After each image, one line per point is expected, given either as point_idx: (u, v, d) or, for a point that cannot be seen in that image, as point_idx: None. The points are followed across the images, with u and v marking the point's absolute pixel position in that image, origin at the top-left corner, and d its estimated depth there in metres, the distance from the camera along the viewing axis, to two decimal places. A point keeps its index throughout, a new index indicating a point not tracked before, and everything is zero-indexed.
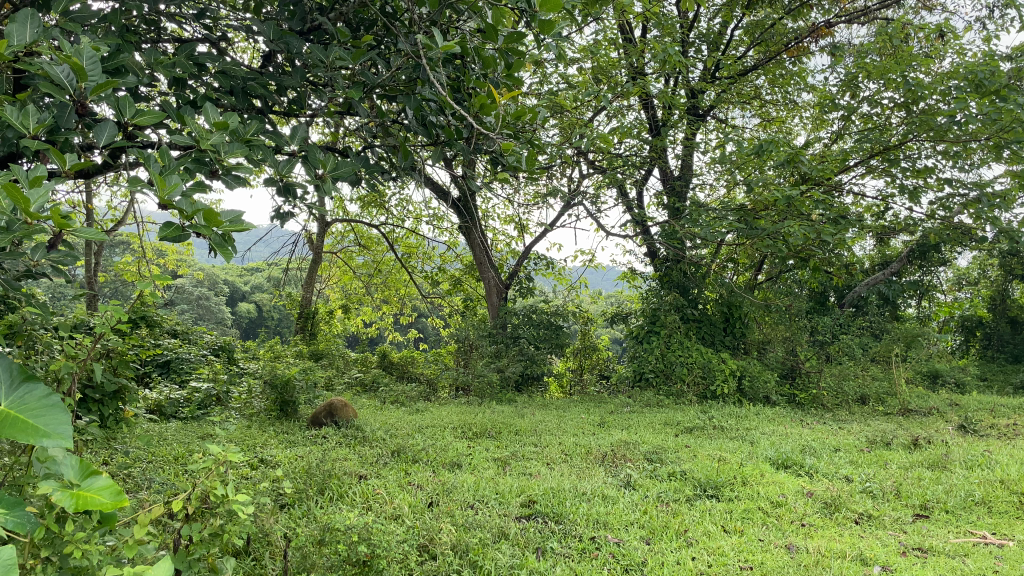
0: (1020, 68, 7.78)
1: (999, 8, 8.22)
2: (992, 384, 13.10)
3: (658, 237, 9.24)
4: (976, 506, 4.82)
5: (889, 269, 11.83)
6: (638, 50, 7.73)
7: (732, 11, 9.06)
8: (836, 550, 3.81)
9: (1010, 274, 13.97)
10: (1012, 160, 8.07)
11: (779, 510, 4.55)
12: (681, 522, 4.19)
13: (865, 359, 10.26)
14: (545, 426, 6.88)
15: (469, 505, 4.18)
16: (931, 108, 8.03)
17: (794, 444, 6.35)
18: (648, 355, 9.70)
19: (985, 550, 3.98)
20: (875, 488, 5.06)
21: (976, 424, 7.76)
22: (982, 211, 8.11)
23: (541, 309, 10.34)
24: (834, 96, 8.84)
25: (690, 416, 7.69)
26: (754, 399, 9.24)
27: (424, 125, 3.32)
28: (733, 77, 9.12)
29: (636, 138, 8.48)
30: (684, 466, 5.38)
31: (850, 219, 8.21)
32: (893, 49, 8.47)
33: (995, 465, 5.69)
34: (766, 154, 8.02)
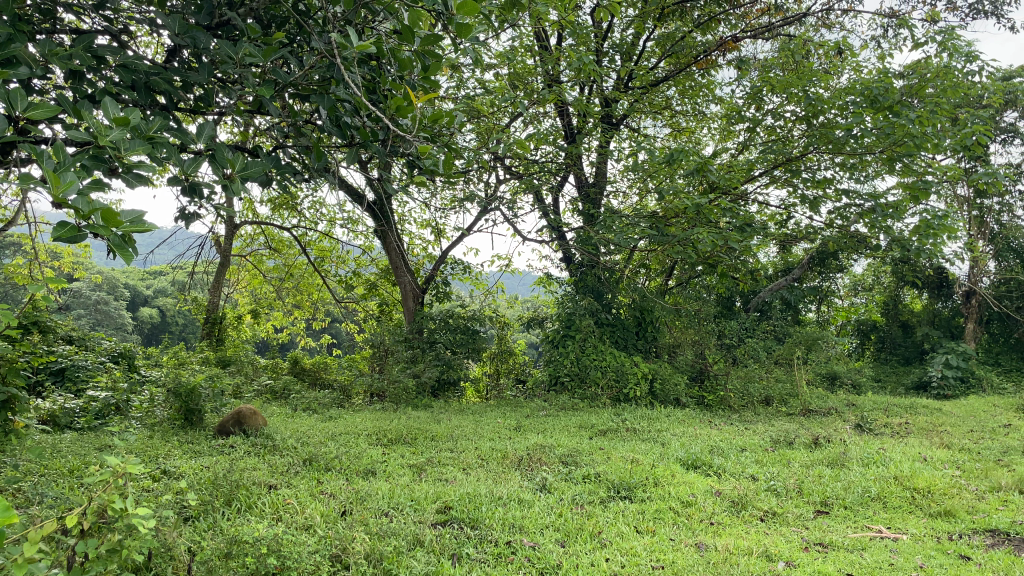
0: (911, 86, 8.25)
1: (892, 27, 8.69)
2: (885, 385, 13.82)
3: (574, 243, 9.34)
4: (872, 501, 5.08)
5: (792, 275, 12.39)
6: (553, 57, 7.79)
7: (644, 23, 9.25)
8: (743, 547, 3.93)
9: (901, 281, 14.86)
10: (903, 173, 8.55)
11: (688, 510, 4.66)
12: (595, 524, 4.24)
13: (769, 362, 10.69)
14: (461, 431, 6.85)
15: (384, 513, 4.11)
16: (830, 122, 8.42)
17: (703, 445, 6.54)
18: (564, 359, 9.76)
19: (880, 544, 4.18)
20: (779, 487, 5.26)
21: (871, 422, 8.18)
22: (876, 220, 8.54)
23: (458, 314, 10.32)
24: (740, 109, 9.16)
25: (604, 419, 7.79)
26: (666, 401, 9.49)
27: (338, 126, 3.28)
28: (646, 87, 9.34)
29: (552, 144, 8.57)
30: (598, 468, 5.45)
31: (755, 227, 8.54)
32: (796, 65, 8.83)
33: (889, 462, 6.01)
34: (677, 163, 8.22)
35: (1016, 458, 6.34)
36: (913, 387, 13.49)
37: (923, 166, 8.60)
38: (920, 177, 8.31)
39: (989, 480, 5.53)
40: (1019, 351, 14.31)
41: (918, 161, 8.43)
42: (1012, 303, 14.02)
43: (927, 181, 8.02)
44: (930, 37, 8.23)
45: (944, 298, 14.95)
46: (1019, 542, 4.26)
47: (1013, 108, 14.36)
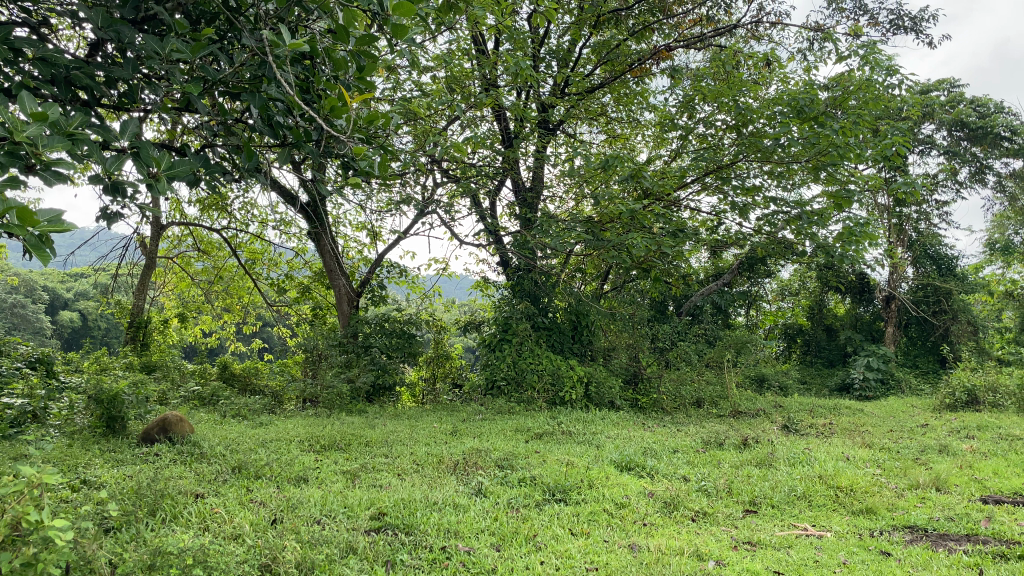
0: (835, 98, 8.57)
1: (817, 41, 8.98)
2: (811, 387, 14.25)
3: (510, 247, 9.35)
4: (798, 500, 5.23)
5: (722, 280, 12.85)
6: (490, 62, 7.79)
7: (580, 30, 9.34)
8: (675, 547, 4.00)
9: (826, 286, 15.39)
10: (828, 182, 8.86)
11: (622, 511, 4.71)
12: (530, 527, 4.25)
13: (700, 364, 10.98)
14: (396, 436, 6.78)
15: (315, 520, 4.04)
16: (759, 131, 8.65)
17: (636, 447, 6.63)
18: (500, 363, 9.65)
19: (805, 541, 4.31)
20: (709, 487, 5.37)
21: (797, 423, 8.44)
22: (802, 227, 8.81)
23: (394, 318, 10.22)
24: (674, 117, 9.34)
25: (540, 422, 7.82)
26: (601, 403, 9.60)
27: (270, 126, 3.21)
28: (582, 94, 9.43)
29: (489, 148, 8.56)
30: (534, 471, 5.47)
31: (687, 233, 8.71)
32: (727, 75, 9.05)
33: (814, 462, 6.21)
34: (612, 169, 8.33)
35: (932, 456, 6.62)
36: (836, 388, 13.93)
37: (847, 176, 8.91)
38: (843, 186, 8.63)
39: (907, 478, 5.75)
40: (936, 354, 14.95)
41: (841, 170, 8.72)
42: (928, 307, 14.68)
43: (850, 190, 8.32)
44: (853, 51, 8.54)
45: (865, 302, 15.48)
46: (935, 537, 4.45)
47: (930, 121, 15.04)
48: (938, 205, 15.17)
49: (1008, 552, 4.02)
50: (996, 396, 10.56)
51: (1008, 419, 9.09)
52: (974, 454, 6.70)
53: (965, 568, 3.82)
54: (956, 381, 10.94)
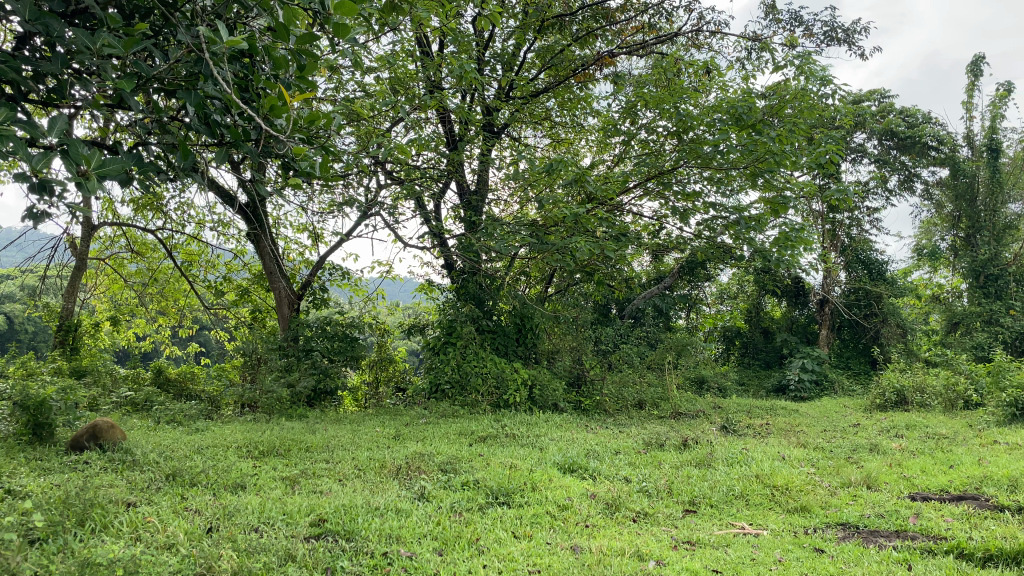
0: (772, 106, 8.80)
1: (755, 50, 9.19)
2: (748, 388, 14.56)
3: (455, 250, 9.31)
4: (736, 499, 5.34)
5: (663, 283, 13.11)
6: (435, 63, 7.73)
7: (525, 34, 9.36)
8: (616, 548, 4.04)
9: (763, 290, 15.79)
10: (765, 188, 9.07)
11: (565, 513, 4.74)
12: (473, 531, 4.24)
13: (642, 366, 11.19)
14: (337, 441, 6.69)
15: (253, 528, 3.95)
16: (699, 137, 8.82)
17: (579, 449, 6.68)
18: (444, 366, 9.56)
19: (743, 540, 4.40)
20: (650, 488, 5.44)
21: (735, 424, 8.61)
22: (740, 232, 9.01)
23: (336, 321, 10.08)
24: (616, 122, 9.45)
25: (484, 425, 7.81)
26: (544, 406, 9.65)
27: (207, 124, 3.14)
28: (526, 98, 9.47)
29: (433, 151, 8.51)
30: (477, 475, 5.45)
31: (629, 237, 8.81)
32: (668, 82, 9.20)
33: (751, 462, 6.35)
34: (556, 173, 8.37)
35: (863, 455, 6.85)
36: (773, 389, 14.27)
37: (783, 182, 9.15)
38: (779, 192, 8.86)
39: (840, 477, 5.92)
40: (867, 355, 15.46)
41: (777, 177, 8.94)
42: (860, 310, 15.19)
43: (786, 197, 8.54)
44: (789, 61, 8.78)
45: (800, 305, 15.89)
46: (866, 534, 4.59)
47: (862, 131, 15.55)
48: (869, 212, 15.69)
49: (935, 547, 4.16)
50: (924, 396, 10.97)
51: (934, 419, 9.45)
52: (903, 453, 6.94)
53: (895, 563, 3.95)
54: (886, 382, 11.35)
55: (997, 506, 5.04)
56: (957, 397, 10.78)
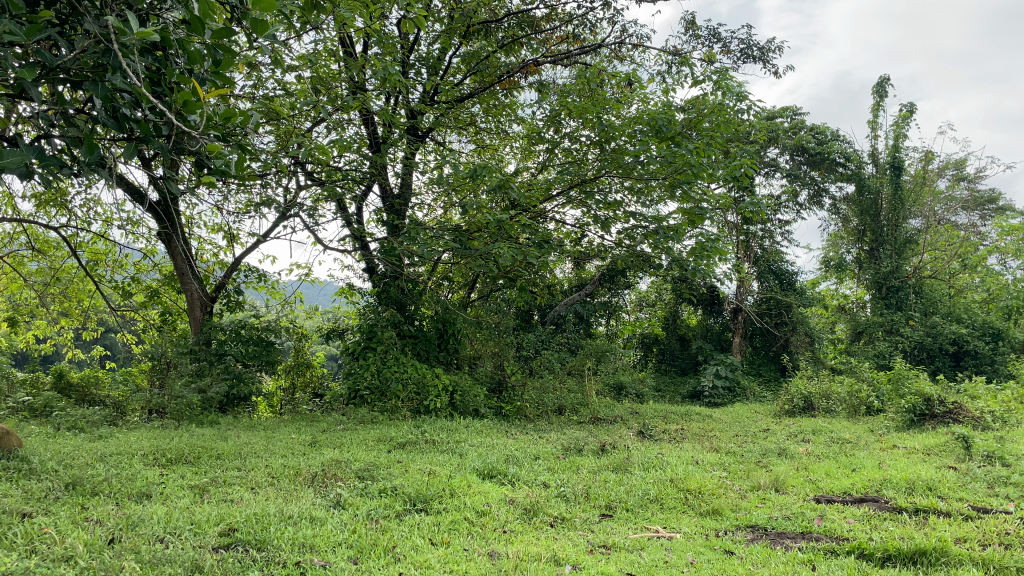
0: (690, 120, 9.05)
1: (676, 64, 9.42)
2: (664, 394, 14.86)
3: (376, 254, 9.19)
4: (651, 503, 5.45)
5: (584, 290, 13.30)
6: (358, 64, 7.61)
7: (450, 39, 9.32)
8: (533, 553, 4.06)
9: (680, 298, 16.19)
10: (683, 200, 9.30)
11: (483, 519, 4.73)
12: (390, 538, 4.18)
13: (562, 372, 11.32)
14: (250, 448, 6.50)
15: (158, 539, 3.79)
16: (620, 147, 8.97)
17: (499, 454, 6.69)
18: (363, 372, 9.38)
19: (657, 543, 4.49)
20: (568, 492, 5.50)
21: (651, 429, 8.79)
22: (659, 241, 9.22)
23: (251, 325, 9.85)
24: (540, 130, 9.53)
25: (403, 432, 7.73)
26: (465, 412, 9.61)
27: (115, 118, 3.00)
28: (451, 103, 9.43)
29: (356, 153, 8.38)
30: (395, 482, 5.39)
31: (552, 244, 8.89)
32: (591, 92, 9.33)
33: (666, 466, 6.49)
34: (479, 179, 8.38)
35: (772, 459, 7.10)
36: (688, 395, 14.62)
37: (700, 194, 9.39)
38: (697, 204, 9.10)
39: (750, 480, 6.12)
40: (776, 363, 16.04)
41: (695, 189, 9.17)
42: (770, 319, 15.76)
43: (703, 208, 8.79)
44: (707, 76, 9.03)
45: (715, 314, 16.45)
46: (774, 536, 4.75)
47: (774, 146, 16.15)
48: (780, 224, 16.29)
49: (838, 547, 4.34)
50: (829, 402, 11.44)
51: (838, 424, 9.88)
52: (809, 457, 7.22)
53: (800, 564, 4.10)
54: (794, 389, 11.82)
55: (895, 508, 5.30)
56: (860, 403, 11.28)
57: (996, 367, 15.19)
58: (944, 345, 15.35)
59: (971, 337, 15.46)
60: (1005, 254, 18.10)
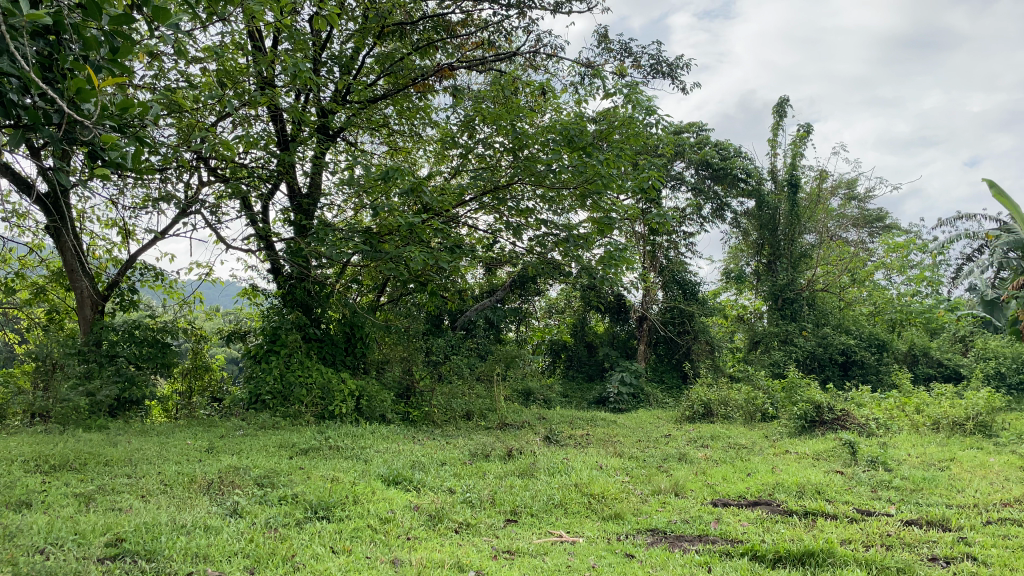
0: (601, 131, 9.25)
1: (588, 76, 9.59)
2: (571, 399, 15.02)
3: (282, 254, 8.94)
4: (555, 508, 5.51)
5: (495, 296, 13.38)
6: (267, 59, 7.40)
7: (365, 39, 9.19)
8: (436, 560, 4.02)
9: (588, 306, 16.44)
10: (594, 209, 9.46)
11: (386, 526, 4.67)
12: (288, 547, 4.07)
13: (470, 377, 11.34)
14: (142, 455, 6.20)
15: (37, 551, 3.56)
16: (533, 155, 9.04)
17: (405, 460, 6.62)
18: (266, 376, 9.06)
19: (560, 548, 4.54)
20: (474, 498, 5.49)
21: (558, 435, 8.89)
22: (569, 249, 9.33)
23: (146, 325, 9.42)
24: (454, 134, 9.50)
25: (306, 438, 7.52)
26: (371, 417, 9.48)
27: (1, 103, 2.83)
28: (364, 103, 9.29)
29: (263, 150, 8.15)
30: (296, 489, 5.24)
31: (464, 249, 8.86)
32: (505, 100, 9.39)
33: (571, 471, 6.58)
34: (391, 181, 8.27)
35: (673, 464, 7.30)
36: (594, 402, 14.84)
37: (610, 204, 9.57)
38: (606, 214, 9.29)
39: (651, 485, 6.27)
40: (678, 370, 16.54)
41: (605, 199, 9.35)
42: (674, 327, 16.23)
43: (612, 219, 8.99)
44: (618, 88, 9.23)
45: (621, 321, 16.81)
46: (672, 539, 4.88)
47: (681, 160, 16.66)
48: (685, 236, 16.79)
49: (733, 550, 4.49)
50: (727, 408, 11.84)
51: (736, 430, 10.24)
52: (707, 462, 7.46)
53: (696, 566, 4.22)
54: (695, 395, 12.18)
55: (786, 511, 5.54)
56: (756, 410, 11.72)
57: (880, 377, 16.09)
58: (834, 355, 16.18)
59: (858, 348, 16.34)
60: (890, 270, 19.26)
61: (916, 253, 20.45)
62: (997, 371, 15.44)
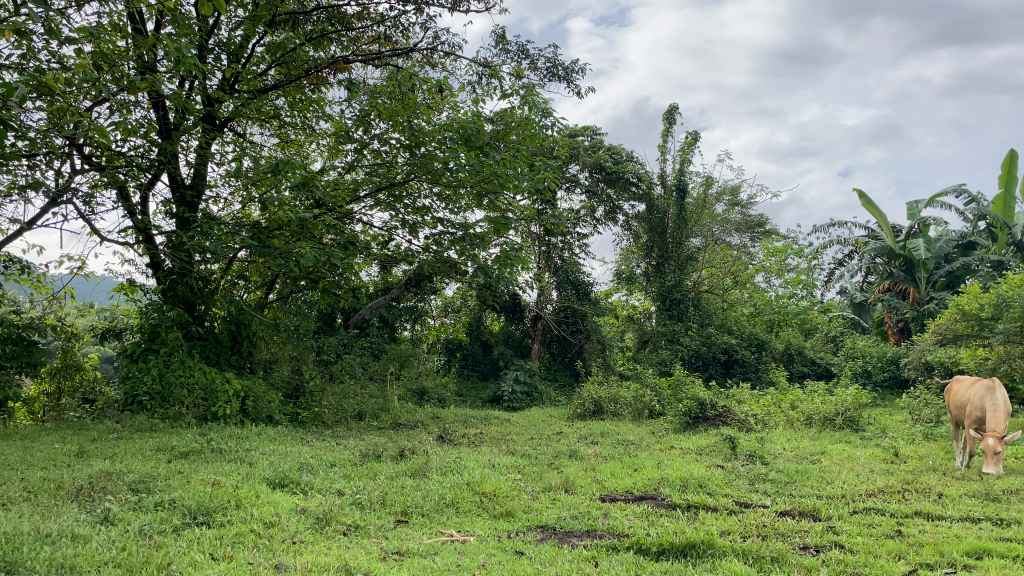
0: (498, 132, 9.35)
1: (486, 76, 9.60)
2: (465, 398, 15.00)
3: (162, 249, 8.51)
4: (447, 507, 5.49)
5: (389, 295, 13.26)
6: (148, 42, 7.02)
7: (254, 27, 8.88)
8: (321, 564, 3.93)
9: (483, 305, 16.43)
10: (490, 208, 9.49)
11: (271, 531, 4.53)
12: (164, 555, 3.87)
13: (362, 377, 11.18)
14: (1, 461, 5.77)
15: None
16: (430, 153, 8.97)
17: (292, 462, 6.42)
18: (143, 376, 8.57)
19: (450, 547, 4.53)
20: (363, 500, 5.39)
21: (451, 434, 8.86)
22: (465, 248, 9.33)
23: (10, 322, 8.76)
24: (348, 129, 9.30)
25: (186, 440, 7.22)
26: (258, 419, 9.21)
27: None
28: (252, 93, 8.99)
29: (142, 138, 7.73)
30: (173, 494, 5.00)
31: (357, 246, 8.71)
32: (402, 95, 9.28)
33: (463, 470, 6.57)
34: (282, 175, 8.00)
35: (563, 461, 7.41)
36: (488, 400, 14.89)
37: (506, 205, 9.63)
38: (502, 214, 9.36)
39: (543, 482, 6.34)
40: (571, 368, 16.90)
41: (501, 199, 9.38)
42: (567, 326, 16.50)
43: (507, 219, 9.07)
44: (515, 89, 9.29)
45: (516, 321, 16.97)
46: (562, 535, 4.95)
47: (576, 162, 16.99)
48: (579, 237, 17.11)
49: (619, 544, 4.61)
50: (617, 406, 12.15)
51: (624, 427, 10.50)
52: (596, 458, 7.63)
53: (584, 561, 4.30)
54: (587, 393, 12.40)
55: (671, 505, 5.73)
56: (643, 407, 12.08)
57: (759, 374, 16.95)
58: (717, 354, 16.92)
59: (739, 348, 17.13)
60: (770, 273, 20.27)
61: (794, 257, 21.60)
62: (864, 370, 16.53)
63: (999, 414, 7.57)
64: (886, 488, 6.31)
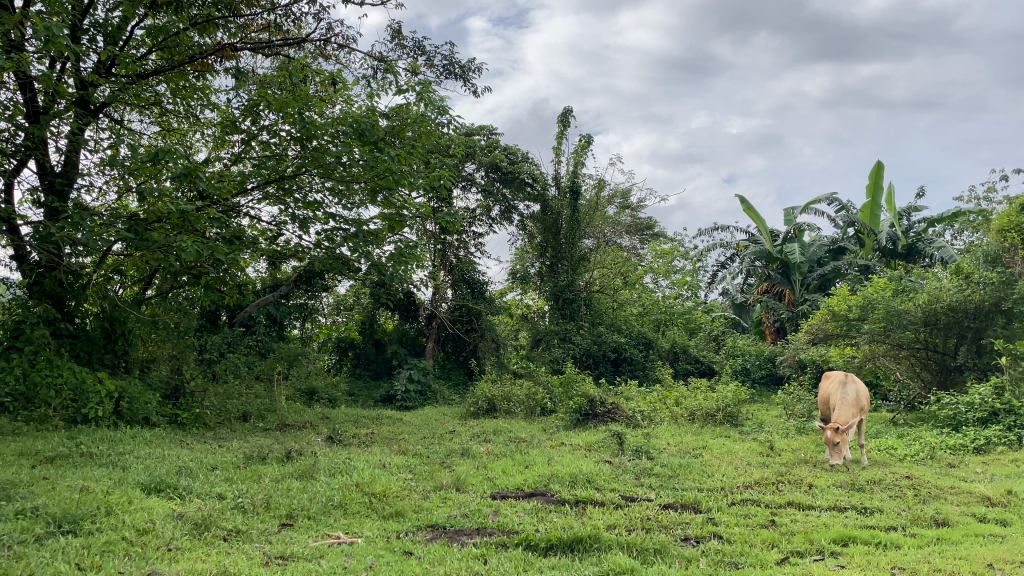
0: (394, 127, 9.30)
1: (381, 70, 9.46)
2: (356, 398, 14.76)
3: (27, 240, 7.94)
4: (333, 509, 5.38)
5: (277, 292, 12.88)
6: (15, 19, 6.55)
7: (134, 9, 8.44)
8: (198, 570, 3.79)
9: (377, 304, 16.16)
10: (385, 205, 9.35)
11: (144, 538, 4.31)
12: (24, 566, 3.62)
13: (247, 377, 10.82)
14: None
15: None
16: (322, 147, 8.76)
17: (169, 466, 6.14)
18: (4, 376, 7.97)
19: (337, 550, 4.44)
20: (245, 503, 5.20)
21: (340, 434, 8.69)
22: (358, 245, 9.19)
23: None
24: (235, 119, 8.96)
25: (53, 444, 6.78)
26: (133, 421, 8.76)
27: None
28: (132, 78, 8.51)
29: (5, 121, 7.18)
30: (36, 501, 4.69)
31: (244, 240, 8.49)
32: (292, 86, 9.04)
33: (352, 471, 6.46)
34: (162, 164, 7.61)
35: (454, 459, 7.42)
36: (380, 400, 14.70)
37: (401, 202, 9.53)
38: (397, 211, 9.25)
39: (433, 481, 6.32)
40: (464, 367, 16.89)
41: (396, 196, 9.25)
42: (462, 325, 16.50)
43: (402, 215, 9.03)
44: (411, 85, 9.20)
45: (410, 319, 16.80)
46: (451, 534, 4.93)
47: (471, 162, 17.04)
48: (475, 237, 17.22)
49: (508, 541, 4.64)
50: (509, 403, 12.27)
51: (517, 424, 10.59)
52: (487, 456, 7.65)
53: (473, 559, 4.30)
54: (479, 391, 12.43)
55: (559, 501, 5.82)
56: (535, 405, 12.28)
57: (646, 372, 17.52)
58: (607, 352, 17.40)
59: (628, 346, 17.64)
60: (658, 274, 20.92)
61: (680, 260, 22.39)
62: (743, 367, 17.39)
63: (846, 404, 8.19)
64: (761, 480, 6.62)
